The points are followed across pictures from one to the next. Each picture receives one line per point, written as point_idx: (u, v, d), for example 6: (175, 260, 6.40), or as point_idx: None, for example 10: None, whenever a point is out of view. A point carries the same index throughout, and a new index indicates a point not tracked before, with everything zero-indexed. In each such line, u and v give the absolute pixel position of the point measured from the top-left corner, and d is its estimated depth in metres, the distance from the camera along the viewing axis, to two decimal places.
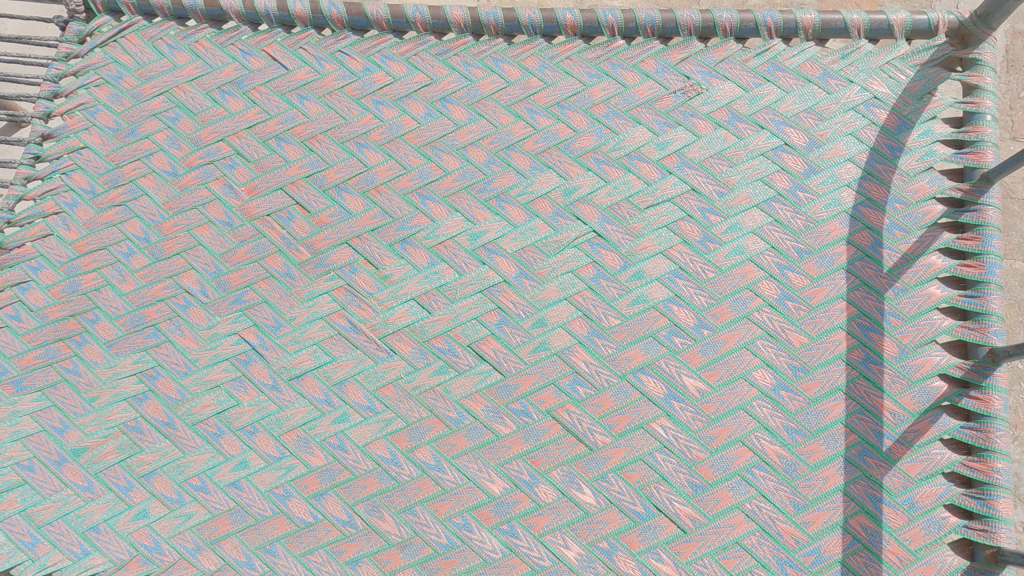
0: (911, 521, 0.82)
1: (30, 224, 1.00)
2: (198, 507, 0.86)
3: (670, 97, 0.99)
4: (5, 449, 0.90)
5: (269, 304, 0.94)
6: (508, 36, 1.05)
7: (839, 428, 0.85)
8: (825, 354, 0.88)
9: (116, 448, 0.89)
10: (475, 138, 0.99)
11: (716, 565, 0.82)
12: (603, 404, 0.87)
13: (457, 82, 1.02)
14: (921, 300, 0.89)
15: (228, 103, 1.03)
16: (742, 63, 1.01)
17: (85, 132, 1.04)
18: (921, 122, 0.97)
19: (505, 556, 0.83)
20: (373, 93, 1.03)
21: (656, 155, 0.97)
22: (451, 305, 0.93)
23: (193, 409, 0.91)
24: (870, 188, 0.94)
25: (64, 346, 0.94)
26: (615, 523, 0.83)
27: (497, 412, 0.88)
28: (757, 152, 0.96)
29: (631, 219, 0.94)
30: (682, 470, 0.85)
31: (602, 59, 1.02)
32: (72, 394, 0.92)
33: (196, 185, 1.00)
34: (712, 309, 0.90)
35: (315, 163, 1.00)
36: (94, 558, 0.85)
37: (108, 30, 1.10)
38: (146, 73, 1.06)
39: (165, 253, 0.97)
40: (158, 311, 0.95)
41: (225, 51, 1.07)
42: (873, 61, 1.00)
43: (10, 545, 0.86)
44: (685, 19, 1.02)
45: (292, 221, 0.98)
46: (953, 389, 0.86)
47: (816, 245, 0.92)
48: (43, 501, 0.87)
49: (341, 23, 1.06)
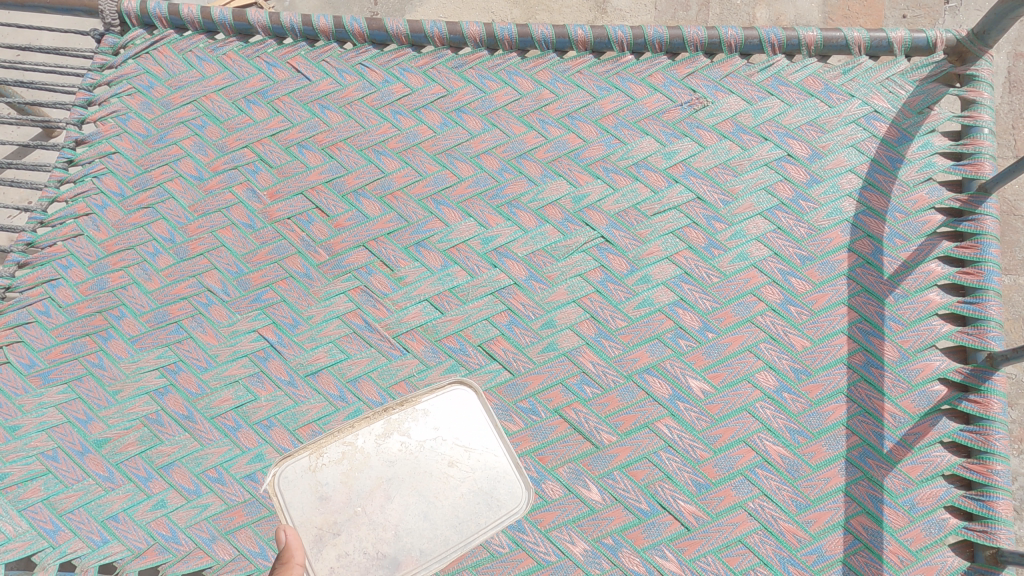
0: (912, 522, 0.83)
1: (62, 224, 1.05)
2: (214, 498, 0.89)
3: (678, 109, 1.03)
4: (30, 439, 0.93)
5: (288, 303, 0.98)
6: (522, 51, 1.09)
7: (840, 430, 0.87)
8: (826, 358, 0.90)
9: (137, 440, 0.93)
10: (489, 147, 1.03)
11: (719, 563, 0.83)
12: (610, 404, 0.90)
13: (472, 94, 1.07)
14: (921, 306, 0.92)
15: (253, 112, 1.08)
16: (747, 78, 1.05)
17: (116, 138, 1.09)
18: (920, 135, 1.00)
19: (512, 550, 0.85)
20: (391, 104, 1.07)
21: (663, 164, 1.00)
22: (463, 305, 0.96)
23: (212, 403, 0.94)
24: (871, 198, 0.97)
25: (90, 341, 0.98)
26: (620, 520, 0.85)
27: (506, 410, 0.90)
28: (760, 162, 0.99)
29: (638, 226, 0.97)
30: (686, 468, 0.86)
31: (611, 73, 1.06)
32: (97, 386, 0.95)
33: (220, 189, 1.04)
34: (716, 313, 0.93)
35: (335, 169, 1.04)
36: (113, 546, 0.87)
37: (141, 43, 1.15)
38: (176, 83, 1.11)
39: (189, 253, 1.01)
40: (182, 308, 0.98)
41: (251, 63, 1.12)
42: (873, 77, 1.04)
43: (32, 532, 0.88)
44: (692, 35, 1.05)
45: (312, 224, 1.01)
46: (953, 393, 0.88)
47: (817, 252, 0.95)
48: (66, 490, 0.90)
49: (363, 38, 1.11)
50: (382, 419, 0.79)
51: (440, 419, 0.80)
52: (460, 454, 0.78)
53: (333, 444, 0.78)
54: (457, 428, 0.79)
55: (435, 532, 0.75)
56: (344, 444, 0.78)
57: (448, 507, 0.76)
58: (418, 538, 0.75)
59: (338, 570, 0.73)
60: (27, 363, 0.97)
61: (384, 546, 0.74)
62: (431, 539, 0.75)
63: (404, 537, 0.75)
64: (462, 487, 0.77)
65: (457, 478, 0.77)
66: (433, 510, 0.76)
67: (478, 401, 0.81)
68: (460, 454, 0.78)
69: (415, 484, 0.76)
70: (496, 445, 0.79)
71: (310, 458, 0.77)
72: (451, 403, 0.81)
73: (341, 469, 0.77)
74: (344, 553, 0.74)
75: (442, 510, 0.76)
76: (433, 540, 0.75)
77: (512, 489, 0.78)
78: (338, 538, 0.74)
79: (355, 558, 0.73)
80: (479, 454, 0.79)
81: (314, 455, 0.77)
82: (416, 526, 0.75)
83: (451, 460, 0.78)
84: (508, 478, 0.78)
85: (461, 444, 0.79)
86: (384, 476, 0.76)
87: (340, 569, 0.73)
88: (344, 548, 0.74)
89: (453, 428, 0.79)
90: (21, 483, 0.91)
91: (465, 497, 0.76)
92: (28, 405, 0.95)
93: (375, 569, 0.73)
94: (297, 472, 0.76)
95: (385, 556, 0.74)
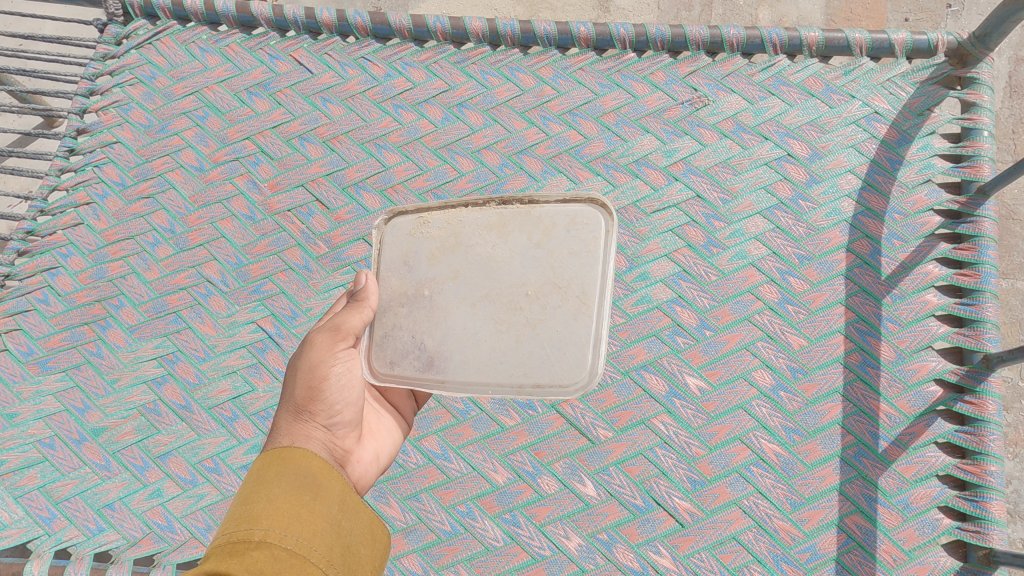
0: (905, 521, 0.84)
1: (62, 213, 1.05)
2: (210, 488, 0.90)
3: (679, 108, 1.03)
4: (27, 427, 0.93)
5: (287, 295, 0.98)
6: (524, 46, 1.09)
7: (836, 429, 0.87)
8: (823, 357, 0.90)
9: (134, 429, 0.93)
10: (489, 142, 1.03)
11: (712, 560, 0.83)
12: (606, 400, 0.90)
13: (473, 89, 1.07)
14: (918, 307, 0.92)
15: (255, 103, 1.08)
16: (748, 77, 1.05)
17: (118, 128, 1.09)
18: (920, 137, 1.00)
19: (506, 544, 0.85)
20: (393, 98, 1.07)
21: (663, 162, 1.00)
22: None
23: (210, 393, 0.94)
24: (871, 199, 0.97)
25: (89, 329, 0.98)
26: (615, 516, 0.86)
27: (503, 404, 0.91)
28: (760, 161, 1.00)
29: (638, 223, 0.98)
30: (682, 465, 0.87)
31: (613, 70, 1.07)
32: (95, 375, 0.95)
33: (221, 180, 1.05)
34: (714, 310, 0.93)
35: (336, 162, 1.04)
36: (108, 535, 0.88)
37: (144, 33, 1.15)
38: (179, 74, 1.11)
39: (189, 244, 1.01)
40: (180, 298, 0.99)
41: (254, 55, 1.12)
42: (874, 78, 1.04)
43: (28, 519, 0.89)
44: (694, 34, 1.06)
45: (312, 216, 1.02)
46: (949, 394, 0.89)
47: (816, 252, 0.95)
48: (62, 478, 0.90)
49: (365, 32, 1.11)
50: (495, 212, 0.77)
51: (547, 238, 0.75)
52: (546, 288, 0.74)
53: (439, 217, 0.78)
54: (559, 255, 0.75)
55: (477, 356, 0.75)
56: (449, 220, 0.78)
57: (500, 337, 0.75)
58: (461, 350, 0.75)
59: (387, 339, 0.77)
60: (26, 351, 0.97)
61: (430, 339, 0.76)
62: (470, 360, 0.75)
63: (450, 343, 0.75)
64: (526, 323, 0.74)
65: (524, 313, 0.74)
66: (487, 333, 0.75)
67: (602, 240, 0.74)
68: (543, 288, 0.74)
69: (486, 294, 0.75)
70: (587, 303, 0.73)
71: (416, 221, 0.79)
72: (571, 228, 0.75)
73: (433, 244, 0.78)
74: (396, 325, 0.77)
75: (493, 337, 0.75)
76: (470, 362, 0.74)
77: (577, 361, 0.72)
78: (399, 309, 0.77)
79: (402, 338, 0.76)
80: (562, 299, 0.74)
81: (419, 218, 0.79)
82: (465, 338, 0.75)
83: (531, 291, 0.75)
84: (580, 347, 0.72)
85: (551, 277, 0.74)
86: (464, 269, 0.77)
87: (389, 340, 0.77)
88: (399, 322, 0.77)
89: (554, 253, 0.75)
90: (17, 471, 0.91)
91: (520, 339, 0.74)
92: (26, 392, 0.95)
93: (412, 356, 0.76)
94: (402, 226, 0.79)
95: (426, 352, 0.76)
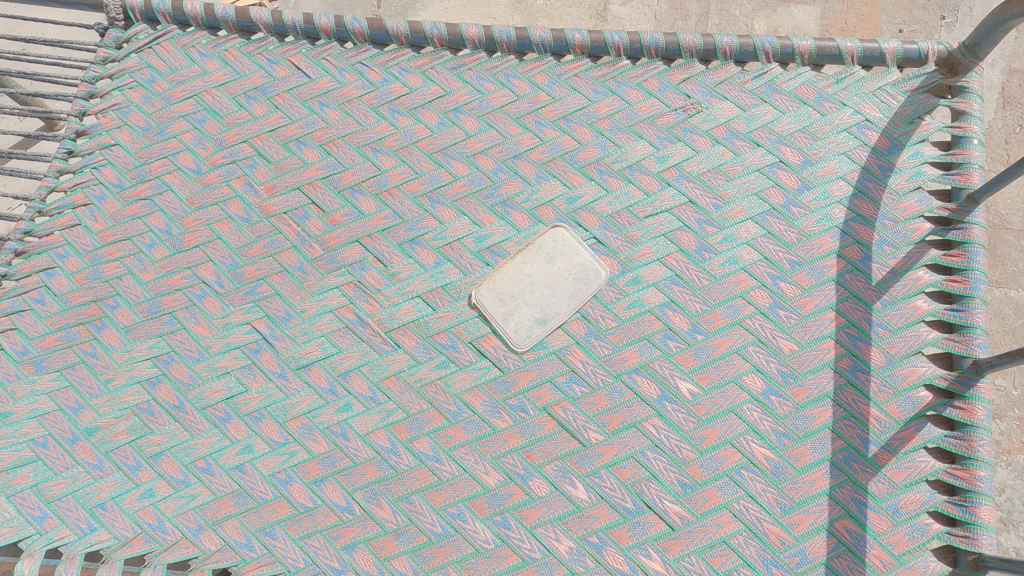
0: (895, 526, 0.84)
1: (59, 214, 1.06)
2: (202, 488, 0.90)
3: (672, 114, 1.04)
4: (21, 426, 0.94)
5: (282, 296, 0.98)
6: (520, 53, 1.11)
7: (826, 433, 0.87)
8: (814, 362, 0.91)
9: (127, 429, 0.93)
10: (485, 147, 1.04)
11: (702, 563, 0.84)
12: (598, 403, 0.90)
13: (469, 95, 1.08)
14: (908, 313, 0.93)
15: (253, 107, 1.09)
16: (741, 84, 1.06)
17: (117, 131, 1.10)
18: (911, 144, 1.01)
19: (497, 546, 0.85)
20: (389, 102, 1.08)
21: (656, 168, 1.01)
22: (455, 303, 0.96)
23: (203, 394, 0.94)
24: (861, 205, 0.98)
25: (84, 330, 0.98)
26: (605, 519, 0.86)
27: (495, 406, 0.91)
28: (753, 167, 1.00)
29: (630, 227, 0.98)
30: (672, 468, 0.87)
31: (608, 77, 1.08)
32: (89, 374, 0.96)
33: (218, 183, 1.05)
34: (706, 315, 0.93)
35: (332, 165, 1.05)
36: (100, 534, 0.88)
37: (144, 37, 1.17)
38: (178, 77, 1.12)
39: (185, 245, 1.02)
40: (176, 299, 0.99)
41: (253, 60, 1.13)
42: (866, 86, 1.05)
43: (20, 518, 0.89)
44: (688, 42, 1.07)
45: (307, 219, 1.02)
46: (939, 399, 0.89)
47: (807, 257, 0.95)
48: (54, 477, 0.91)
49: (363, 37, 1.13)
50: (501, 252, 0.99)
51: (542, 239, 0.99)
52: (542, 252, 0.98)
53: (481, 275, 0.97)
54: (553, 239, 0.98)
55: (570, 298, 0.95)
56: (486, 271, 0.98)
57: (573, 282, 0.96)
58: (562, 303, 0.95)
59: (520, 330, 0.94)
60: (21, 350, 0.98)
61: (544, 314, 0.95)
62: (569, 303, 0.95)
63: (552, 307, 0.95)
64: (574, 271, 0.96)
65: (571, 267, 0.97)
66: (559, 289, 0.96)
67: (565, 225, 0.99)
68: (566, 252, 0.98)
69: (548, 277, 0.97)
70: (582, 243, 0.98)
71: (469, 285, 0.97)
72: (545, 227, 0.99)
73: (492, 288, 0.97)
74: (520, 323, 0.95)
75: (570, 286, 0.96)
76: (569, 302, 0.95)
77: (591, 265, 0.97)
78: (511, 315, 0.95)
79: (526, 322, 0.95)
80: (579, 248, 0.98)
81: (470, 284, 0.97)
82: (553, 301, 0.96)
83: (560, 260, 0.97)
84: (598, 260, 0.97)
85: (565, 243, 0.98)
86: (521, 281, 0.97)
87: (517, 328, 0.95)
88: (519, 320, 0.95)
89: (550, 240, 0.98)
90: (10, 470, 0.92)
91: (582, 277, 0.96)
92: (20, 392, 0.95)
93: (542, 324, 0.95)
94: (465, 292, 0.97)
95: (544, 319, 0.95)
